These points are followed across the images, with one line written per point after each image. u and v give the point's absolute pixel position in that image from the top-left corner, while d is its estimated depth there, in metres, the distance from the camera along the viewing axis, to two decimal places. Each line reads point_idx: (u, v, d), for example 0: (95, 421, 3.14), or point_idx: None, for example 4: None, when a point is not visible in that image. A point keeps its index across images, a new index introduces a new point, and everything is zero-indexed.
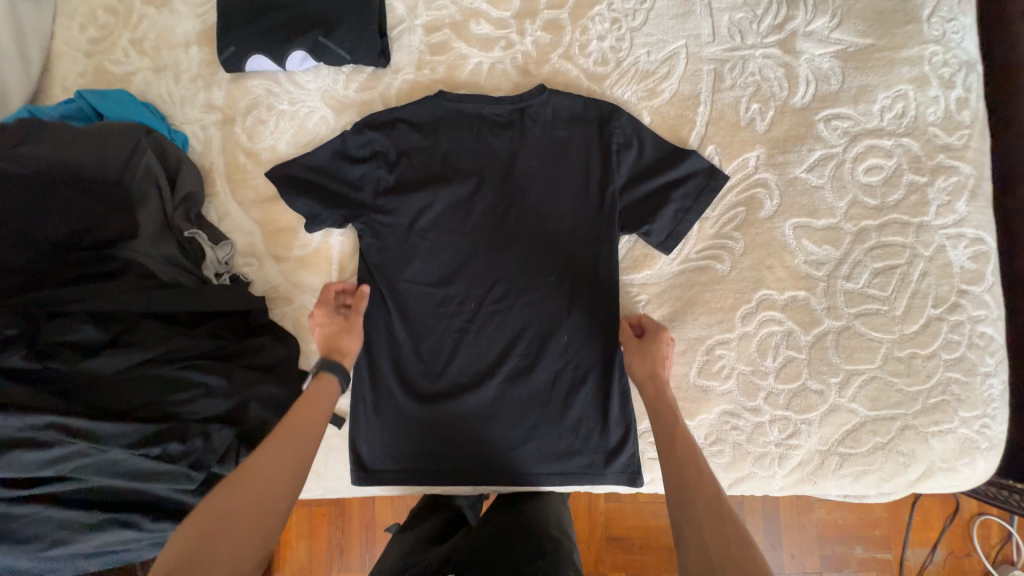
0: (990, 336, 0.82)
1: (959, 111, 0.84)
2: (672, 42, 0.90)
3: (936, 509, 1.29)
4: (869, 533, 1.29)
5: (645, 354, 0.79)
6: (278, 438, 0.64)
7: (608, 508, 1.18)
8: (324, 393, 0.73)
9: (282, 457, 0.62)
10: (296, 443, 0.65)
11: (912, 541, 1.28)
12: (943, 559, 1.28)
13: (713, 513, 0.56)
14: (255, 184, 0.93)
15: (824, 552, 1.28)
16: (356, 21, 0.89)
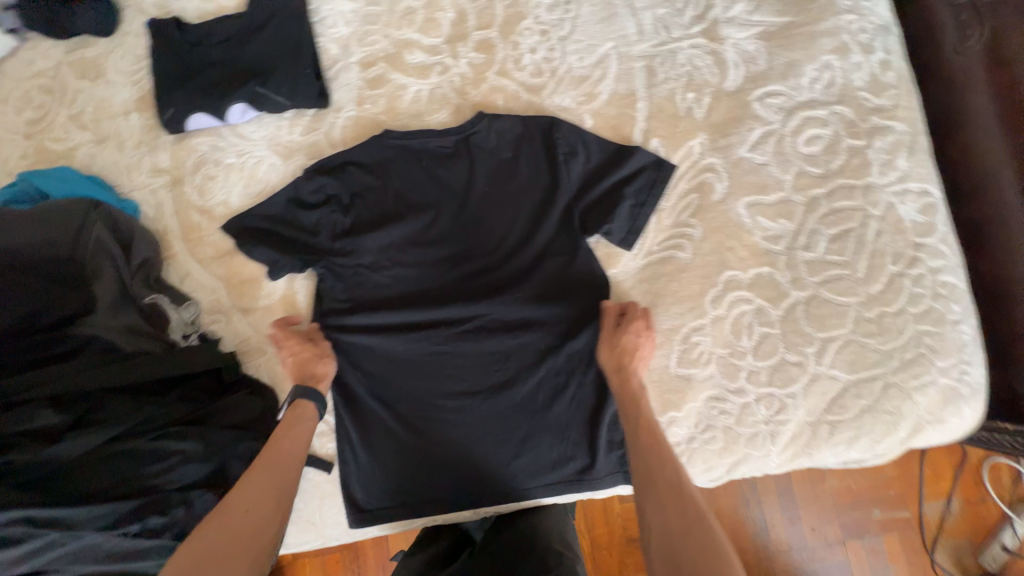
0: (953, 284, 0.84)
1: (883, 73, 0.88)
2: (601, 45, 0.92)
3: (943, 459, 1.29)
4: (884, 494, 1.28)
5: (615, 345, 0.80)
6: (246, 477, 0.67)
7: (623, 509, 1.16)
8: (298, 421, 0.76)
9: (254, 494, 0.65)
10: (268, 477, 0.68)
11: (926, 495, 1.28)
12: (960, 509, 1.28)
13: (673, 493, 0.61)
14: (211, 240, 0.92)
15: (844, 519, 1.28)
16: (291, 67, 0.90)
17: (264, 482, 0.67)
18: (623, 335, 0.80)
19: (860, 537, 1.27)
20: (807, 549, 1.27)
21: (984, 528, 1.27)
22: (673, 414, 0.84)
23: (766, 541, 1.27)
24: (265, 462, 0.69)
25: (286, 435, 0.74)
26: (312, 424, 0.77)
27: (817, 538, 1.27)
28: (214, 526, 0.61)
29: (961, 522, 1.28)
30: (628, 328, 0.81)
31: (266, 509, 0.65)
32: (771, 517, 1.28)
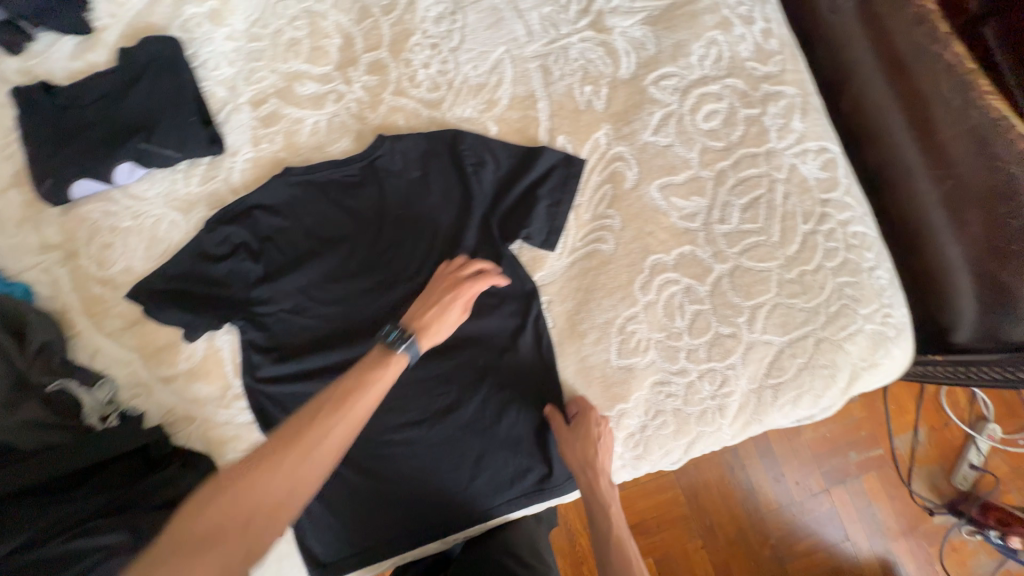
0: (863, 233, 0.86)
1: (767, 41, 0.90)
2: (493, 51, 0.91)
3: (905, 393, 1.35)
4: (856, 436, 1.32)
5: (580, 444, 0.79)
6: (291, 434, 0.59)
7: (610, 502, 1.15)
8: (370, 387, 0.64)
9: (286, 470, 0.56)
10: (307, 456, 0.57)
11: (895, 429, 1.33)
12: (928, 437, 1.33)
13: None
14: (118, 311, 0.86)
15: (824, 467, 1.31)
16: (173, 117, 0.85)
17: (301, 464, 0.57)
18: (584, 433, 0.79)
19: (841, 482, 1.30)
20: (795, 503, 1.29)
21: (953, 452, 1.33)
22: (621, 407, 0.84)
23: (756, 504, 1.28)
24: (316, 432, 0.59)
25: (362, 387, 0.64)
26: (379, 398, 0.64)
27: (802, 492, 1.29)
28: (233, 493, 0.54)
29: (931, 449, 1.32)
30: (587, 424, 0.80)
31: (282, 503, 0.55)
32: (757, 478, 1.29)
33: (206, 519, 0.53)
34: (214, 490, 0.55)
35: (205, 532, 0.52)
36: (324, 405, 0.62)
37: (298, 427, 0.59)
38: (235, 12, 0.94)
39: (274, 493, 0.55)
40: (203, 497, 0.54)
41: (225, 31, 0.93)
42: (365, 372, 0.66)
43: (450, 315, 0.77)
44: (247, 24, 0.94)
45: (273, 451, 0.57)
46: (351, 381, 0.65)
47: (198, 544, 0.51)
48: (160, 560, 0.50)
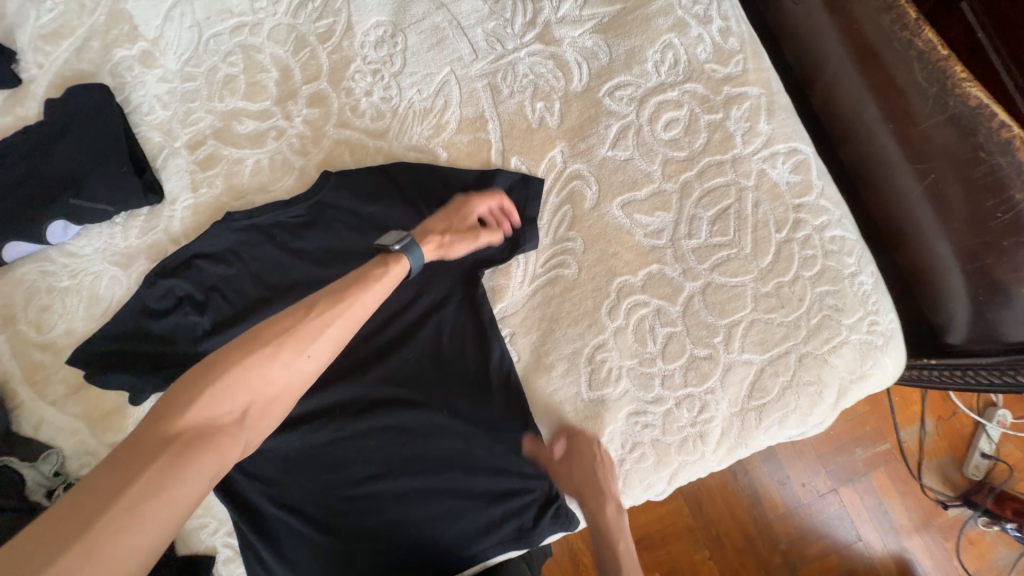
0: (842, 238, 0.81)
1: (726, 40, 0.85)
2: (438, 72, 0.87)
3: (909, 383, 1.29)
4: (861, 432, 1.27)
5: (577, 462, 0.76)
6: (283, 325, 0.60)
7: None
8: (368, 284, 0.66)
9: (283, 360, 0.58)
10: (304, 351, 0.60)
11: (901, 422, 1.27)
12: (936, 428, 1.27)
13: None
14: (62, 375, 0.82)
15: (830, 467, 1.25)
16: (102, 169, 0.80)
17: (299, 358, 0.59)
18: (577, 448, 0.77)
19: (850, 482, 1.24)
20: (804, 506, 1.23)
21: (963, 441, 1.26)
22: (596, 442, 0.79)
23: (762, 508, 1.22)
24: (311, 324, 0.61)
25: (360, 283, 0.65)
26: (380, 297, 0.67)
27: (810, 493, 1.23)
28: (227, 383, 0.55)
29: (941, 440, 1.26)
30: (591, 444, 0.77)
31: (279, 394, 0.59)
32: (761, 483, 1.24)
33: (202, 410, 0.53)
34: (203, 381, 0.55)
35: (197, 420, 0.53)
36: (316, 301, 0.63)
37: (287, 325, 0.60)
38: (167, 52, 0.89)
39: (274, 385, 0.58)
40: (185, 391, 0.54)
41: (157, 73, 0.88)
42: (366, 272, 0.68)
43: (454, 228, 0.77)
44: (180, 63, 0.89)
45: (263, 345, 0.58)
46: (345, 281, 0.66)
47: (196, 434, 0.52)
48: (148, 446, 0.50)
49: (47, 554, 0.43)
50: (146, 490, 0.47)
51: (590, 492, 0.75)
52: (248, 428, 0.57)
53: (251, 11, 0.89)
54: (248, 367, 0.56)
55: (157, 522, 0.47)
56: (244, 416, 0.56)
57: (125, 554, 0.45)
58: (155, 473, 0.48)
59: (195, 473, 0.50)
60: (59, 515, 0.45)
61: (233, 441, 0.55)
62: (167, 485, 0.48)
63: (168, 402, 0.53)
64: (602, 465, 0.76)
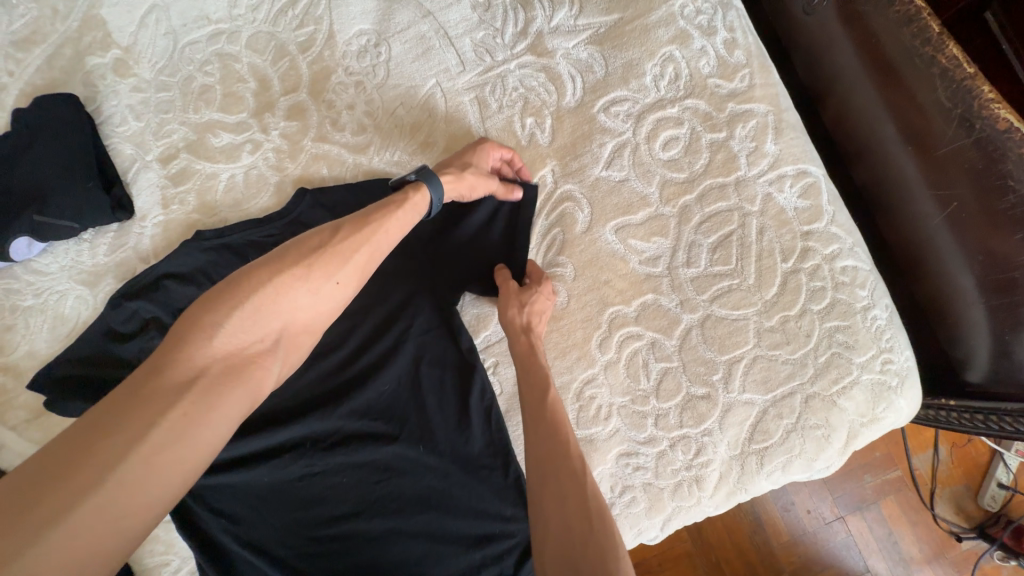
0: (854, 268, 0.75)
1: (731, 53, 0.79)
2: (423, 84, 0.82)
3: None
4: (870, 459, 1.20)
5: (513, 297, 0.71)
6: (309, 249, 0.56)
7: None
8: (390, 213, 0.62)
9: (313, 287, 0.54)
10: (332, 278, 0.56)
11: (913, 449, 1.20)
12: (949, 455, 1.20)
13: (575, 487, 0.57)
14: (23, 400, 0.78)
15: (837, 493, 1.18)
16: (67, 184, 0.76)
17: (329, 283, 0.55)
18: (523, 292, 0.72)
19: (858, 510, 1.17)
20: (808, 533, 1.16)
21: (978, 469, 1.19)
22: None
23: (764, 535, 1.16)
24: (339, 249, 0.57)
25: (383, 214, 0.62)
26: (407, 226, 0.64)
27: (815, 521, 1.17)
28: (253, 312, 0.51)
29: (955, 469, 1.19)
30: (535, 272, 0.75)
31: (309, 323, 0.56)
32: (763, 508, 1.17)
33: (229, 339, 0.49)
34: (227, 306, 0.50)
35: (226, 348, 0.49)
36: (342, 227, 0.59)
37: (314, 248, 0.56)
38: (141, 60, 0.85)
39: (303, 314, 0.54)
40: (209, 315, 0.50)
41: (130, 82, 0.84)
42: (387, 203, 0.64)
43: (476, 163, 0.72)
44: (154, 71, 0.85)
45: (290, 270, 0.54)
46: (370, 208, 0.63)
47: (226, 365, 0.49)
48: (174, 374, 0.46)
49: (73, 485, 0.40)
50: (181, 421, 0.45)
51: (509, 303, 0.71)
52: (278, 358, 0.53)
53: (229, 18, 0.85)
54: (278, 293, 0.52)
55: (194, 454, 0.45)
56: (274, 346, 0.53)
57: (161, 488, 0.43)
58: (185, 403, 0.45)
59: (230, 405, 0.48)
60: (77, 444, 0.42)
61: (265, 372, 0.52)
62: (202, 416, 0.46)
63: (191, 327, 0.49)
64: (537, 290, 0.72)
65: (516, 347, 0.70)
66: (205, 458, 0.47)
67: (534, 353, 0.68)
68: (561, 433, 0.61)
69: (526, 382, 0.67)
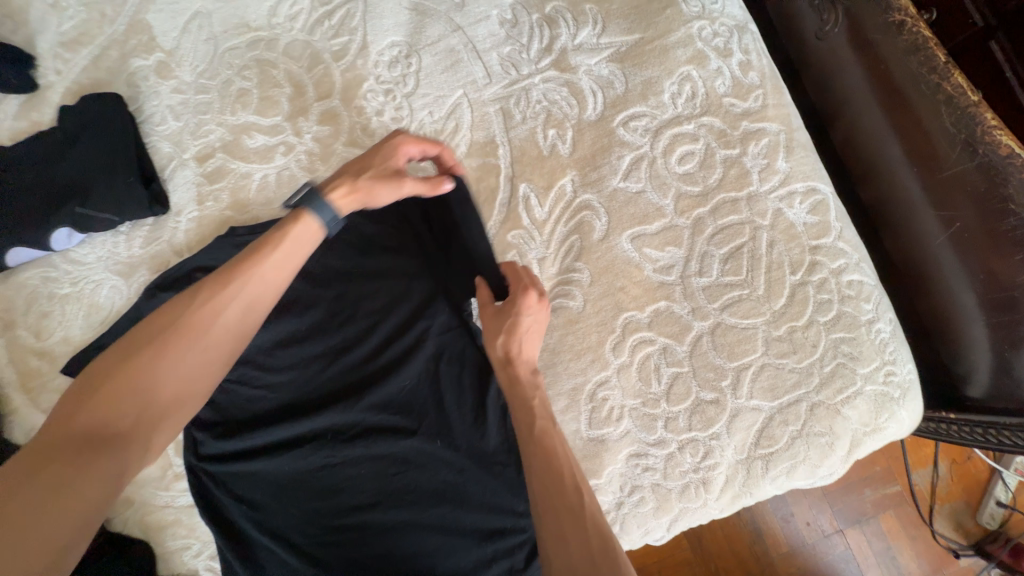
0: (859, 282, 0.78)
1: (745, 75, 0.83)
2: (450, 95, 0.85)
3: None
4: (869, 472, 1.22)
5: (492, 329, 0.70)
6: (172, 316, 0.57)
7: None
8: (266, 263, 0.62)
9: (184, 352, 0.56)
10: (195, 346, 0.57)
11: (913, 464, 1.22)
12: (949, 471, 1.22)
13: (574, 517, 0.59)
14: (56, 384, 0.81)
15: (836, 506, 1.20)
16: (111, 179, 0.80)
17: (194, 350, 0.57)
18: (502, 319, 0.69)
19: (857, 523, 1.19)
20: (808, 546, 1.18)
21: (978, 486, 1.21)
22: (593, 482, 0.76)
23: (764, 545, 1.18)
24: (220, 303, 0.58)
25: (262, 261, 0.61)
26: (290, 261, 0.62)
27: (815, 533, 1.18)
28: (122, 381, 0.53)
29: (954, 484, 1.21)
30: (516, 290, 0.69)
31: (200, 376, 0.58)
32: (764, 519, 1.19)
33: (95, 412, 0.51)
34: (93, 387, 0.52)
35: (110, 414, 0.51)
36: (215, 281, 0.59)
37: (180, 312, 0.57)
38: (182, 63, 0.89)
39: (175, 380, 0.55)
40: (85, 389, 0.52)
41: (172, 84, 0.88)
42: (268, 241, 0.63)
43: (382, 168, 0.68)
44: (194, 74, 0.89)
45: (172, 333, 0.56)
46: (247, 249, 0.62)
47: (96, 435, 0.50)
48: (47, 450, 0.48)
49: None
50: (47, 492, 0.46)
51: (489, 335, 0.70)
52: (148, 434, 0.54)
53: (268, 26, 0.89)
54: (161, 356, 0.55)
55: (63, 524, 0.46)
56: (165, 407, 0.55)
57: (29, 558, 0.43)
58: (52, 480, 0.46)
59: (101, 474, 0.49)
60: None
61: (141, 439, 0.53)
62: (71, 486, 0.47)
63: (65, 409, 0.51)
64: (516, 316, 0.68)
65: (506, 377, 0.71)
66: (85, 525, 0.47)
67: (514, 386, 0.70)
68: (556, 461, 0.64)
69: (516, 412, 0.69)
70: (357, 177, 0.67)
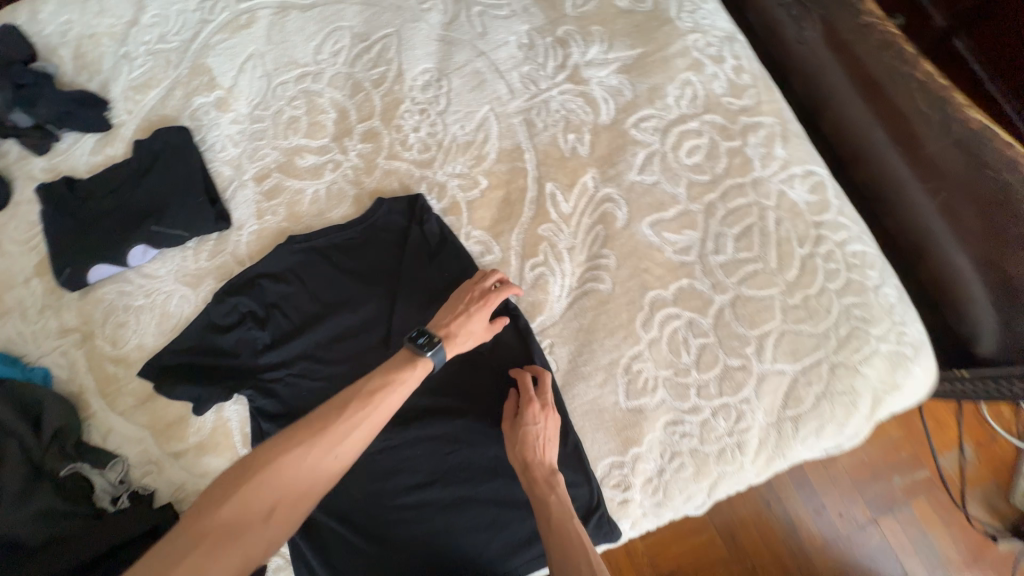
0: (863, 251, 0.86)
1: (739, 77, 0.94)
2: (479, 110, 0.96)
3: (942, 407, 1.29)
4: (897, 458, 1.26)
5: (513, 436, 0.77)
6: (317, 425, 0.63)
7: (648, 545, 1.21)
8: (395, 386, 0.68)
9: (315, 457, 0.62)
10: (331, 453, 0.62)
11: (938, 447, 1.26)
12: (975, 453, 1.25)
13: None
14: (131, 387, 0.88)
15: (867, 495, 1.23)
16: (183, 199, 0.90)
17: (328, 456, 0.62)
18: (520, 424, 0.76)
19: (889, 511, 1.22)
20: (844, 538, 1.20)
21: (1006, 467, 1.25)
22: (634, 451, 0.81)
23: (799, 541, 1.20)
24: (339, 427, 0.64)
25: (388, 390, 0.67)
26: (401, 396, 0.68)
27: (848, 524, 1.21)
28: (262, 479, 0.59)
29: (982, 467, 1.24)
30: (521, 401, 0.78)
31: (305, 492, 0.61)
32: (796, 513, 1.22)
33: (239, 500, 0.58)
34: (241, 477, 0.60)
35: (240, 507, 0.58)
36: (339, 406, 0.65)
37: (324, 422, 0.64)
38: (239, 98, 1.01)
39: (304, 481, 0.61)
40: (235, 477, 0.60)
41: (230, 116, 1.00)
42: (392, 370, 0.69)
43: (473, 328, 0.76)
44: (250, 107, 1.00)
45: (294, 446, 0.61)
46: (376, 375, 0.68)
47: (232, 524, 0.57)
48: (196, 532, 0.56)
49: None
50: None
51: (509, 443, 0.77)
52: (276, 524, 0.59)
53: (314, 62, 1.01)
54: (287, 468, 0.60)
55: None
56: (273, 511, 0.59)
57: None
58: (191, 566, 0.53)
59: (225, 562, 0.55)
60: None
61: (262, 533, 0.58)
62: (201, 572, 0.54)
63: (216, 491, 0.59)
64: (523, 427, 0.75)
65: (527, 486, 0.74)
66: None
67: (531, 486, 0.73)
68: (573, 541, 0.66)
69: (536, 501, 0.72)
70: (465, 332, 0.75)
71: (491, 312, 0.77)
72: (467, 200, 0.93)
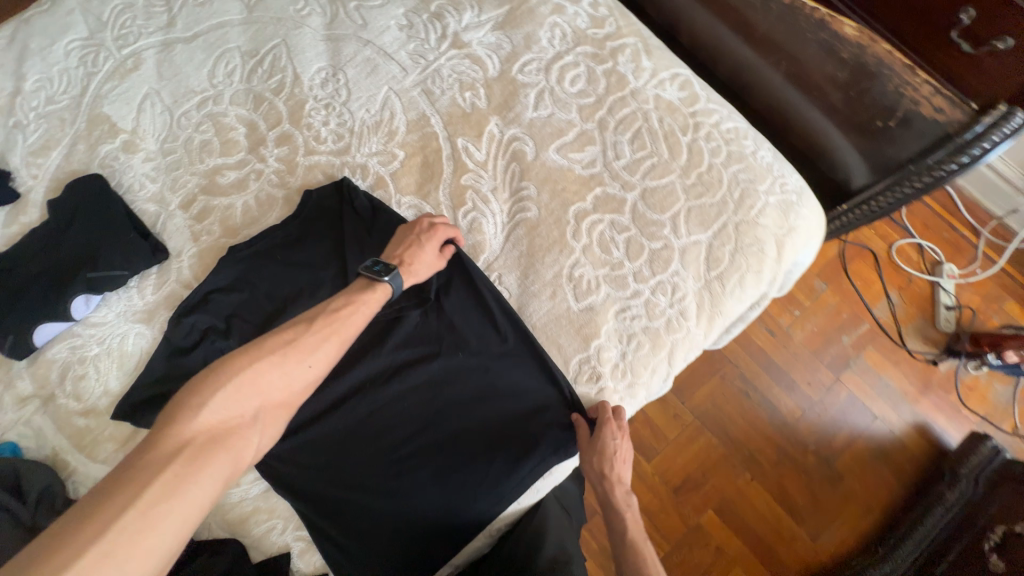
0: (734, 127, 1.00)
1: (597, 10, 1.07)
2: (379, 92, 1.03)
3: (866, 269, 1.50)
4: (841, 321, 1.44)
5: (593, 452, 0.83)
6: (284, 341, 0.72)
7: (656, 466, 1.30)
8: (358, 305, 0.79)
9: (285, 368, 0.70)
10: (303, 363, 0.72)
11: (871, 301, 1.47)
12: (901, 299, 1.47)
13: None
14: (108, 433, 0.87)
15: (825, 359, 1.41)
16: (115, 240, 0.92)
17: (301, 367, 0.71)
18: (598, 442, 0.83)
19: (846, 367, 1.40)
20: (816, 403, 1.37)
21: (928, 303, 1.48)
22: (596, 344, 0.90)
23: (782, 419, 1.35)
24: (307, 339, 0.73)
25: (357, 311, 0.79)
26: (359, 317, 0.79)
27: (818, 389, 1.38)
28: (235, 391, 0.65)
29: (908, 307, 1.47)
30: (599, 427, 0.84)
31: (277, 402, 0.70)
32: (773, 394, 1.37)
33: (213, 414, 0.63)
34: (208, 393, 0.64)
35: (214, 421, 0.63)
36: (299, 329, 0.74)
37: (287, 341, 0.72)
38: (146, 137, 1.03)
39: (277, 393, 0.69)
40: (201, 394, 0.64)
41: (141, 155, 1.02)
42: (355, 295, 0.80)
43: (425, 256, 0.87)
44: (159, 143, 1.03)
45: (265, 359, 0.69)
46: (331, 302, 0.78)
47: (208, 437, 0.61)
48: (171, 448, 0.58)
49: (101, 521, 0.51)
50: (169, 484, 0.55)
51: (587, 456, 0.84)
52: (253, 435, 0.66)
53: (211, 86, 1.05)
54: (256, 382, 0.67)
55: (180, 513, 0.55)
56: (254, 418, 0.67)
57: (158, 538, 0.53)
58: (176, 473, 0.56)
59: (210, 472, 0.59)
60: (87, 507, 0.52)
61: (241, 444, 0.64)
62: (190, 480, 0.57)
63: (180, 411, 0.62)
64: (605, 449, 0.83)
65: (604, 497, 0.86)
66: (193, 517, 0.56)
67: (610, 503, 0.85)
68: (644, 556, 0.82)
69: (610, 512, 0.86)
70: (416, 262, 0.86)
71: (439, 241, 0.88)
72: (390, 172, 0.99)
